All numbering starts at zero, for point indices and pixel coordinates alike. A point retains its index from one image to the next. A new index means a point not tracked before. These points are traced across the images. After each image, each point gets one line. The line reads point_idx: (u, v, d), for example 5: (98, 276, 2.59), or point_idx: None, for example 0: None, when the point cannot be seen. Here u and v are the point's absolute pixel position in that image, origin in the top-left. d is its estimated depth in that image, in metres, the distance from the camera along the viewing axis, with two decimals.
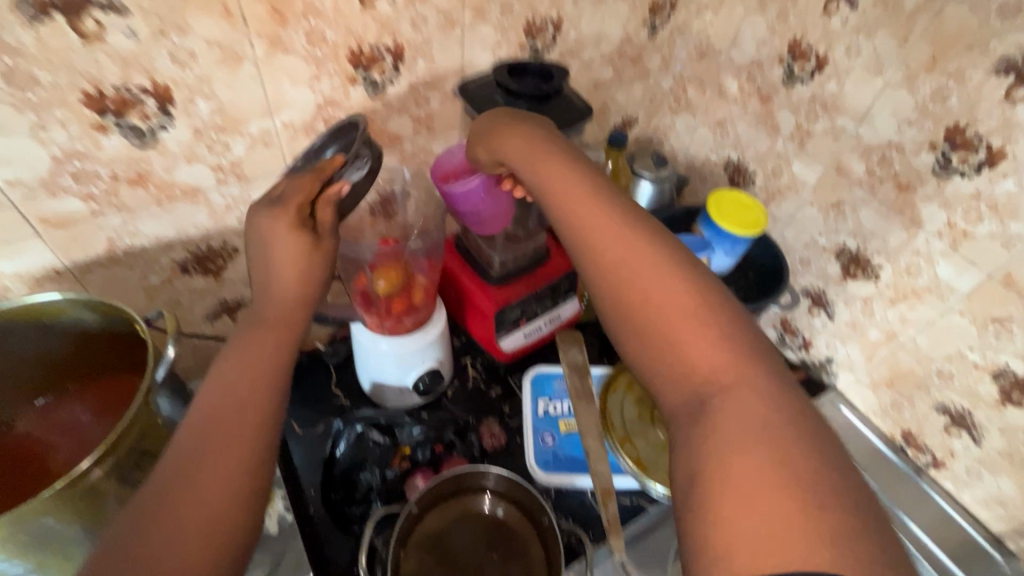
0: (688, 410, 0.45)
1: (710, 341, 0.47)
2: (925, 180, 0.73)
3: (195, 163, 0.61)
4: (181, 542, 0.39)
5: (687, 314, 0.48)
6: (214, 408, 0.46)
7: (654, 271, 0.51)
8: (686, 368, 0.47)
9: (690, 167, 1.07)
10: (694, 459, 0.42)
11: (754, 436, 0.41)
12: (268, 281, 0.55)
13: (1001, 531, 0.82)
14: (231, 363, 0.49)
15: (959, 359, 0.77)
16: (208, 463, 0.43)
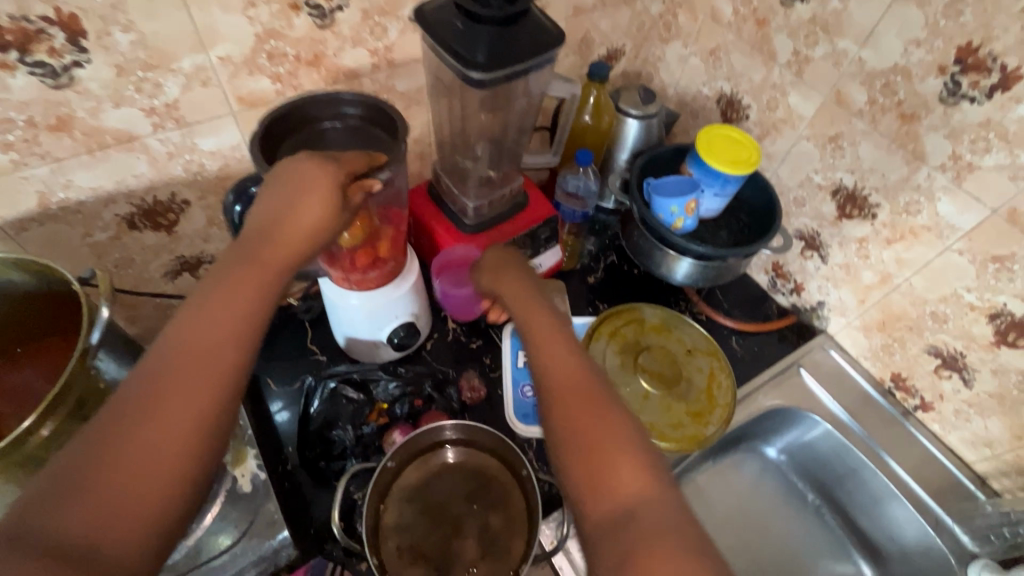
0: (591, 493, 0.42)
1: (609, 425, 0.45)
2: (931, 107, 0.67)
3: (124, 106, 0.56)
4: (130, 489, 0.37)
5: (587, 400, 0.47)
6: (185, 349, 0.42)
7: (567, 360, 0.51)
8: (587, 454, 0.44)
9: (681, 103, 1.00)
10: (601, 544, 0.40)
11: (655, 519, 0.40)
12: (269, 214, 0.50)
13: (986, 471, 0.81)
14: (211, 298, 0.45)
15: (955, 300, 0.74)
16: (168, 407, 0.40)
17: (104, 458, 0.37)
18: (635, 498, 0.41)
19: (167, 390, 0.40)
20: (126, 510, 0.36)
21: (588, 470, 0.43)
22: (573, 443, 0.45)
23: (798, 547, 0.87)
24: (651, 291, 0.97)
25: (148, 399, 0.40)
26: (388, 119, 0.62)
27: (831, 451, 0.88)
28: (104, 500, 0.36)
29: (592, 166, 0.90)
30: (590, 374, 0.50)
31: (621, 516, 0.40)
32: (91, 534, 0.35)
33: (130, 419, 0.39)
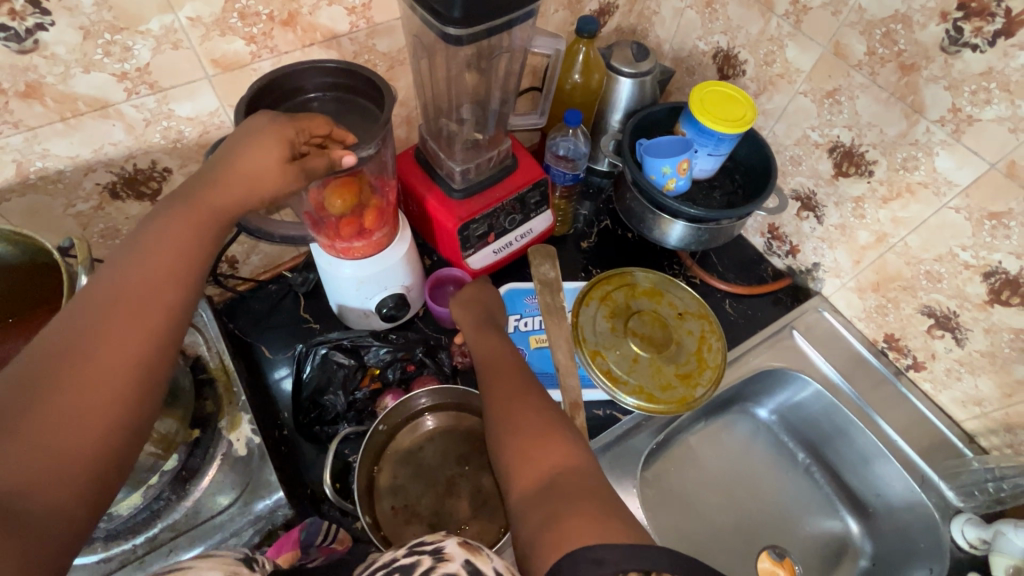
0: (521, 469, 0.49)
1: (540, 418, 0.53)
2: (931, 57, 0.65)
3: (94, 72, 0.55)
4: (58, 441, 0.36)
5: (523, 401, 0.55)
6: (115, 291, 0.42)
7: (511, 375, 0.60)
8: (522, 437, 0.51)
9: (677, 60, 0.96)
10: (529, 516, 0.45)
11: (574, 482, 0.46)
12: (211, 166, 0.50)
13: (975, 430, 0.82)
14: (142, 251, 0.44)
15: (949, 259, 0.73)
16: (98, 356, 0.39)
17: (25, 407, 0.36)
18: (558, 467, 0.48)
19: (95, 340, 0.40)
20: (54, 458, 0.36)
21: (519, 451, 0.50)
22: (507, 433, 0.52)
23: (787, 505, 0.88)
24: (644, 255, 0.96)
25: (72, 347, 0.39)
26: (374, 89, 0.60)
27: (821, 412, 0.89)
28: (28, 449, 0.35)
29: (582, 127, 0.88)
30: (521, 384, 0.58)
31: (546, 485, 0.46)
32: (17, 483, 0.34)
33: (54, 368, 0.38)
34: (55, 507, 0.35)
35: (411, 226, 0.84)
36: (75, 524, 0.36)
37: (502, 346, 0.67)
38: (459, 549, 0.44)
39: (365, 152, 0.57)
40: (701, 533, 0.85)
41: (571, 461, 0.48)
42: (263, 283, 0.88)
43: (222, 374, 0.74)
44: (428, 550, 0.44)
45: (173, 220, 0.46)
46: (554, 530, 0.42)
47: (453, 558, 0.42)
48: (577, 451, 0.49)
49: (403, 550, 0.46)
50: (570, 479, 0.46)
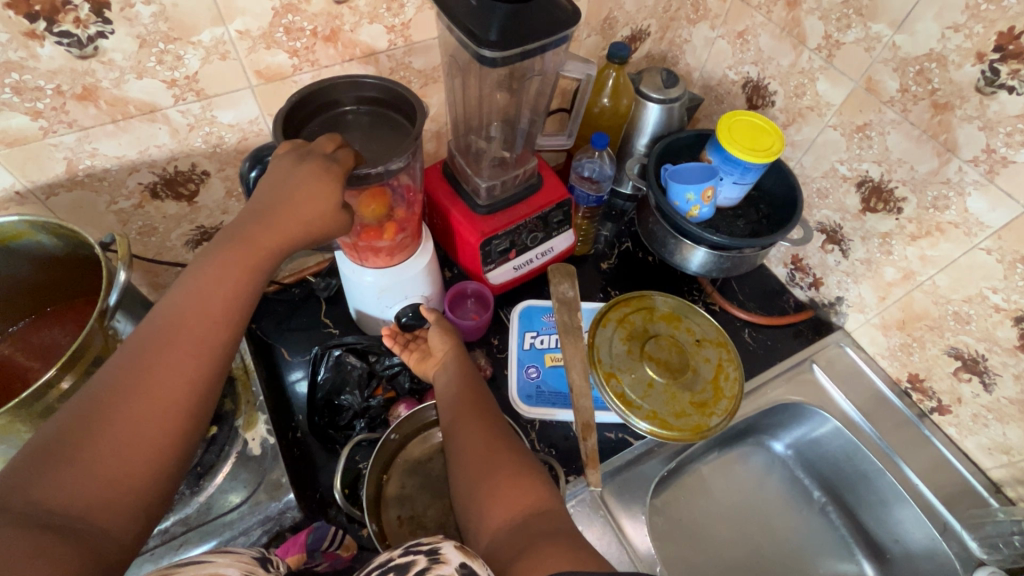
0: (493, 509, 0.51)
1: (508, 460, 0.56)
2: (966, 97, 0.64)
3: (146, 78, 0.58)
4: (112, 466, 0.39)
5: (495, 452, 0.57)
6: (170, 327, 0.44)
7: (475, 417, 0.62)
8: (491, 478, 0.53)
9: (707, 88, 0.97)
10: (504, 551, 0.47)
11: (542, 523, 0.48)
12: (265, 201, 0.52)
13: (1002, 479, 0.79)
14: (196, 290, 0.46)
15: (979, 300, 0.71)
16: (151, 387, 0.42)
17: (85, 434, 0.39)
18: (530, 508, 0.50)
19: (149, 370, 0.42)
20: (109, 482, 0.39)
21: (489, 493, 0.52)
22: (476, 476, 0.54)
23: (800, 544, 0.86)
24: (664, 280, 0.96)
25: (130, 378, 0.42)
26: (408, 105, 0.62)
27: (841, 451, 0.87)
28: (88, 472, 0.38)
29: (608, 150, 0.89)
30: (484, 427, 0.61)
31: (514, 525, 0.49)
32: (76, 505, 0.37)
33: (111, 397, 0.41)
34: (110, 529, 0.38)
35: (434, 238, 0.86)
36: (125, 544, 0.39)
37: (470, 390, 0.67)
38: (455, 552, 0.43)
39: (395, 164, 0.58)
40: (708, 565, 0.83)
41: (545, 503, 0.51)
42: (287, 285, 0.90)
43: (242, 374, 0.76)
44: (424, 551, 0.43)
45: (227, 254, 0.48)
46: (527, 566, 0.43)
47: (449, 561, 0.42)
48: (544, 493, 0.52)
49: (398, 550, 0.45)
50: (542, 519, 0.49)
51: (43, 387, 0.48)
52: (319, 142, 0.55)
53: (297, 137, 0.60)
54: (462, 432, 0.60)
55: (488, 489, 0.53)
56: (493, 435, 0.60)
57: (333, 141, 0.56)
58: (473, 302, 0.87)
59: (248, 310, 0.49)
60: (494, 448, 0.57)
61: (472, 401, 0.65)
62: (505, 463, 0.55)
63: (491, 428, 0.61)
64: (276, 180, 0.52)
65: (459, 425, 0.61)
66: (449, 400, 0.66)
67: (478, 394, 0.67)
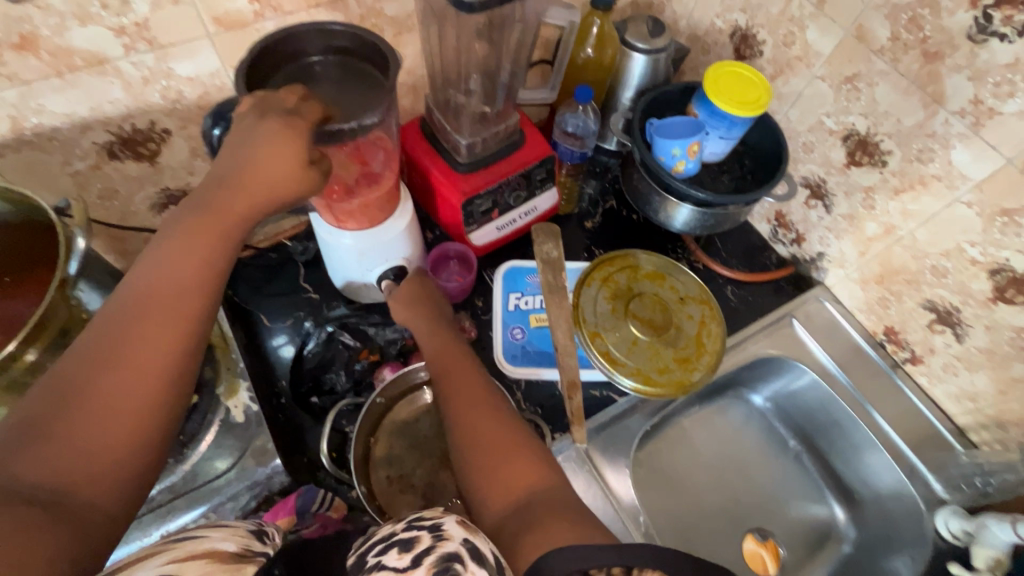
0: (497, 487, 0.50)
1: (509, 433, 0.55)
2: (957, 45, 0.63)
3: (91, 25, 0.53)
4: (94, 438, 0.38)
5: (497, 424, 0.56)
6: (144, 298, 0.43)
7: (474, 388, 0.61)
8: (490, 453, 0.53)
9: (693, 37, 0.93)
10: (510, 529, 0.46)
11: (548, 501, 0.48)
12: (230, 163, 0.48)
13: (966, 425, 0.82)
14: (167, 261, 0.44)
15: (957, 254, 0.72)
16: (126, 358, 0.40)
17: (63, 408, 0.37)
18: (533, 487, 0.50)
19: (125, 343, 0.41)
20: (91, 456, 0.37)
21: (495, 468, 0.52)
22: (478, 451, 0.54)
23: (775, 489, 0.90)
24: (648, 238, 0.96)
25: (103, 351, 0.40)
26: (380, 56, 0.58)
27: (817, 400, 0.89)
28: (70, 446, 0.37)
29: (592, 104, 0.87)
30: (486, 397, 0.60)
31: (519, 503, 0.49)
32: (59, 479, 0.36)
33: (86, 370, 0.39)
34: (97, 502, 0.37)
35: (415, 199, 0.83)
36: (114, 518, 0.38)
37: (466, 358, 0.67)
38: (457, 527, 0.42)
39: (371, 120, 0.56)
40: (688, 511, 0.86)
41: (546, 481, 0.51)
42: (262, 250, 0.87)
43: (220, 342, 0.74)
44: (427, 527, 0.41)
45: (196, 223, 0.46)
46: (538, 547, 0.43)
47: (452, 536, 0.41)
48: (551, 471, 0.52)
49: (398, 523, 0.43)
50: (546, 497, 0.49)
51: (5, 360, 0.46)
52: (279, 95, 0.51)
53: (261, 91, 0.56)
54: (461, 402, 0.60)
55: (491, 464, 0.52)
56: (493, 405, 0.59)
57: (295, 94, 0.52)
58: (456, 264, 0.85)
59: (223, 278, 0.47)
60: (497, 418, 0.57)
61: (466, 373, 0.64)
62: (503, 436, 0.55)
63: (489, 398, 0.60)
64: (240, 139, 0.48)
65: (457, 395, 0.61)
66: (447, 366, 0.65)
67: (471, 364, 0.66)
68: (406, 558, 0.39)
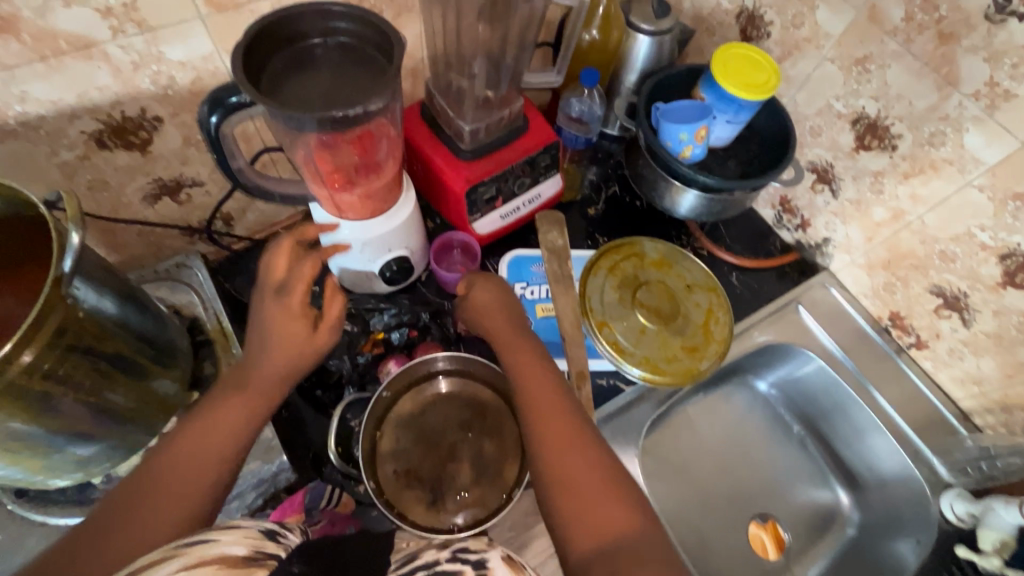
0: (583, 527, 0.48)
1: (596, 465, 0.52)
2: (974, 25, 0.61)
3: (76, 6, 0.50)
4: (134, 535, 0.44)
5: (583, 454, 0.52)
6: (195, 425, 0.53)
7: (558, 407, 0.56)
8: (581, 495, 0.50)
9: (697, 18, 0.90)
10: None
11: (634, 550, 0.46)
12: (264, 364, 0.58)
13: (970, 408, 0.83)
14: (219, 398, 0.56)
15: (967, 239, 0.72)
16: (176, 472, 0.49)
17: (121, 514, 0.45)
18: (620, 529, 0.47)
19: (176, 460, 0.50)
20: (129, 548, 0.43)
21: (583, 506, 0.49)
22: (566, 485, 0.50)
23: (781, 477, 0.90)
24: (653, 225, 0.94)
25: (159, 469, 0.49)
26: (381, 38, 0.55)
27: (821, 385, 0.89)
28: (116, 543, 0.43)
29: (597, 87, 0.85)
30: (571, 419, 0.55)
31: (607, 546, 0.46)
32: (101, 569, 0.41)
33: (144, 485, 0.48)
34: None
35: (417, 188, 0.81)
36: None
37: (547, 367, 0.61)
38: (501, 563, 0.41)
39: (374, 105, 0.53)
40: (695, 500, 0.87)
41: (631, 523, 0.48)
42: (258, 241, 0.85)
43: (220, 336, 0.74)
44: (471, 561, 0.41)
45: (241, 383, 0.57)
46: None
47: (496, 574, 0.40)
48: (637, 513, 0.49)
49: (442, 551, 0.42)
50: (636, 548, 0.46)
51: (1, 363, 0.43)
52: (274, 261, 0.62)
53: (258, 75, 0.54)
54: (545, 419, 0.55)
55: (576, 501, 0.49)
56: (579, 428, 0.55)
57: None
58: (460, 254, 0.84)
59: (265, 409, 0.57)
60: (582, 445, 0.53)
61: (549, 389, 0.59)
62: (588, 467, 0.51)
63: (576, 419, 0.56)
64: (261, 318, 0.59)
65: (540, 412, 0.56)
66: (528, 379, 0.60)
67: (550, 370, 0.61)
68: None
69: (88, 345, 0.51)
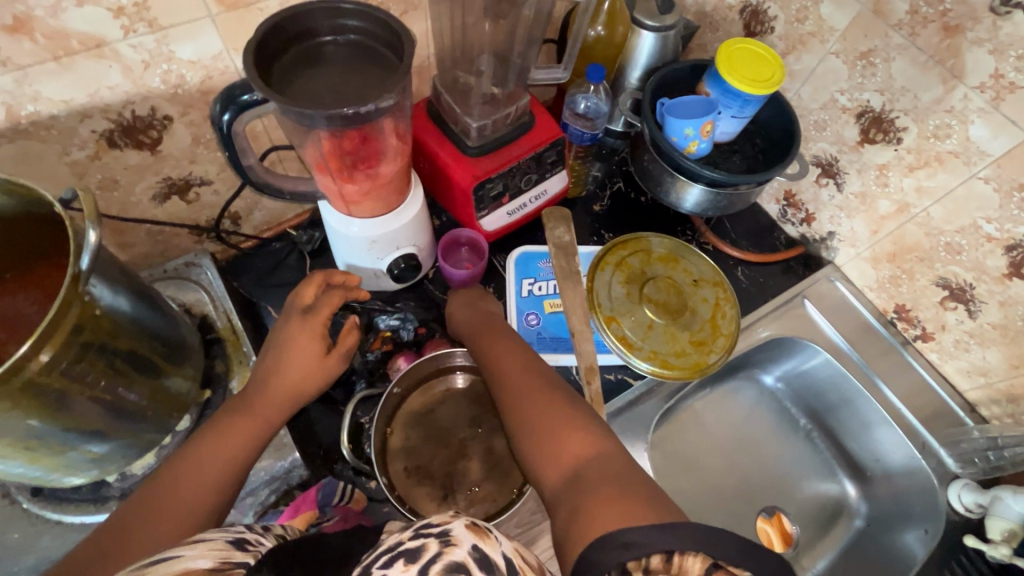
0: (549, 464, 0.48)
1: (564, 410, 0.53)
2: (979, 18, 0.62)
3: (88, 5, 0.51)
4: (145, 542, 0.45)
5: (547, 401, 0.54)
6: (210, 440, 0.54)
7: (527, 374, 0.59)
8: (543, 434, 0.51)
9: (701, 14, 0.90)
10: (563, 506, 0.44)
11: (598, 470, 0.45)
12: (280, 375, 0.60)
13: (977, 400, 0.83)
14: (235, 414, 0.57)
15: (972, 231, 0.72)
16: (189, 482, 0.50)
17: (134, 522, 0.46)
18: (583, 455, 0.48)
19: (189, 473, 0.51)
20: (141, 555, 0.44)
21: (546, 444, 0.50)
22: (532, 433, 0.52)
23: (789, 471, 0.90)
24: (658, 220, 0.95)
25: (172, 478, 0.50)
26: (393, 35, 0.55)
27: (829, 379, 0.90)
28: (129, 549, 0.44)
29: (603, 83, 0.85)
30: (539, 380, 0.58)
31: (573, 474, 0.46)
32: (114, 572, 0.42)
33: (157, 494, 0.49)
34: None
35: (424, 185, 0.81)
36: None
37: (516, 349, 0.65)
38: (466, 532, 0.38)
39: (384, 102, 0.53)
40: (704, 494, 0.87)
41: (595, 449, 0.48)
42: (267, 240, 0.85)
43: (231, 335, 0.76)
44: (434, 534, 0.38)
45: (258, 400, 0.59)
46: (583, 517, 0.41)
47: (460, 542, 0.37)
48: (600, 440, 0.49)
49: (407, 532, 0.39)
50: (595, 468, 0.46)
51: (20, 361, 0.44)
52: (302, 291, 0.63)
53: (269, 73, 0.54)
54: (513, 386, 0.58)
55: (542, 441, 0.50)
56: (546, 386, 0.57)
57: None
58: (467, 251, 0.85)
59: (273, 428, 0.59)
60: (548, 397, 0.55)
61: (524, 365, 0.62)
62: (554, 412, 0.53)
63: (544, 381, 0.58)
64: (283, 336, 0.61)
65: (509, 382, 0.59)
66: (499, 360, 0.64)
67: (521, 352, 0.65)
68: (413, 570, 0.35)
69: (104, 343, 0.52)
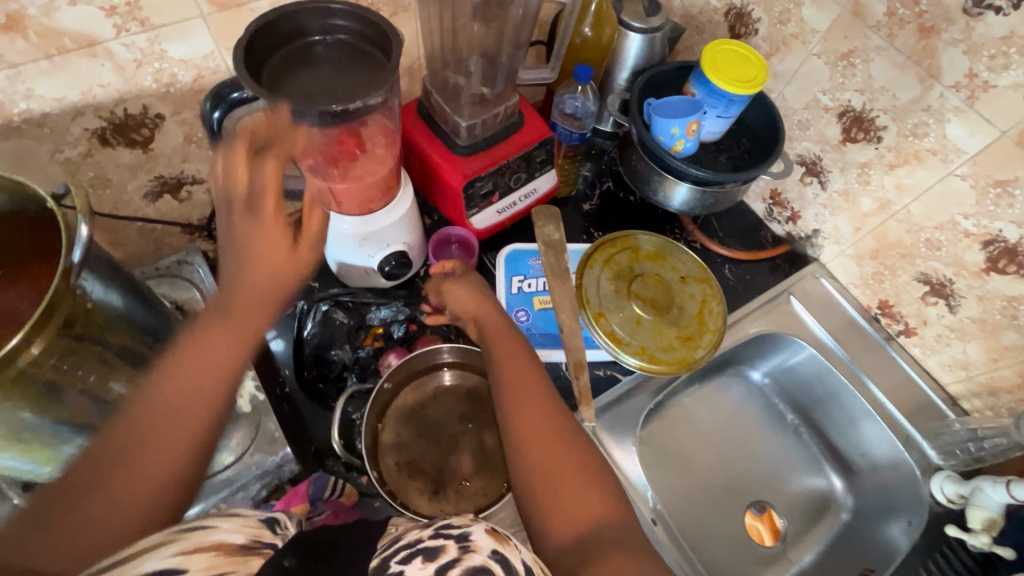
0: (560, 515, 0.50)
1: (575, 455, 0.54)
2: (952, 19, 0.64)
3: (81, 4, 0.51)
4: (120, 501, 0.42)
5: (561, 441, 0.54)
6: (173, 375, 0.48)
7: (537, 396, 0.59)
8: (559, 486, 0.51)
9: (687, 16, 0.93)
10: (573, 566, 0.46)
11: (610, 534, 0.48)
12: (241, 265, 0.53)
13: (958, 393, 0.85)
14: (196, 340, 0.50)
15: (951, 227, 0.74)
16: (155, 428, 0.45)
17: (100, 478, 0.42)
18: (596, 516, 0.49)
19: (153, 417, 0.46)
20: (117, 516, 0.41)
21: (560, 492, 0.51)
22: (542, 474, 0.52)
23: (776, 466, 0.92)
24: (647, 219, 0.96)
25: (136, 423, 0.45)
26: (381, 35, 0.57)
27: (814, 375, 0.91)
28: (101, 509, 0.41)
29: (590, 84, 0.87)
30: (548, 408, 0.58)
31: (586, 533, 0.48)
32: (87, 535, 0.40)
33: (122, 444, 0.44)
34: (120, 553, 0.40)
35: (415, 184, 0.82)
36: None
37: (522, 356, 0.64)
38: (487, 537, 0.40)
39: (374, 99, 0.54)
40: (693, 489, 0.88)
41: (607, 511, 0.50)
42: None
43: None
44: (454, 536, 0.39)
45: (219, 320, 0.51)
46: None
47: (480, 548, 0.39)
48: (615, 503, 0.51)
49: (426, 528, 0.41)
50: (611, 533, 0.48)
51: (12, 353, 0.44)
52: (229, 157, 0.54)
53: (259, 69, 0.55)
54: (524, 406, 0.58)
55: (553, 487, 0.51)
56: (558, 418, 0.57)
57: None
58: (458, 249, 0.85)
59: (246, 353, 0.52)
60: (561, 434, 0.55)
61: (533, 380, 0.61)
62: (567, 456, 0.53)
63: (555, 409, 0.58)
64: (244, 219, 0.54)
65: (518, 399, 0.58)
66: (509, 370, 0.62)
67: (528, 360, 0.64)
68: (430, 568, 0.37)
69: (95, 337, 0.52)
